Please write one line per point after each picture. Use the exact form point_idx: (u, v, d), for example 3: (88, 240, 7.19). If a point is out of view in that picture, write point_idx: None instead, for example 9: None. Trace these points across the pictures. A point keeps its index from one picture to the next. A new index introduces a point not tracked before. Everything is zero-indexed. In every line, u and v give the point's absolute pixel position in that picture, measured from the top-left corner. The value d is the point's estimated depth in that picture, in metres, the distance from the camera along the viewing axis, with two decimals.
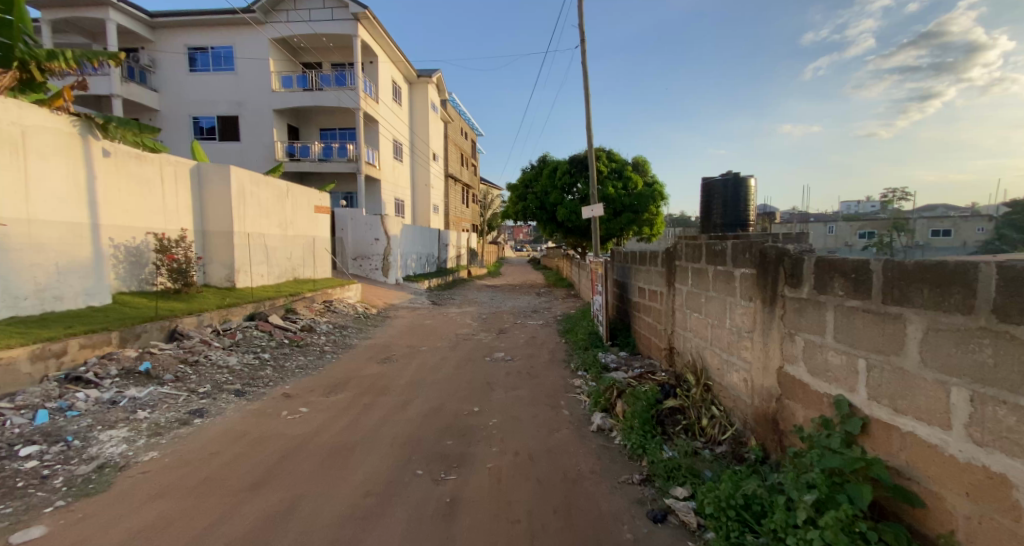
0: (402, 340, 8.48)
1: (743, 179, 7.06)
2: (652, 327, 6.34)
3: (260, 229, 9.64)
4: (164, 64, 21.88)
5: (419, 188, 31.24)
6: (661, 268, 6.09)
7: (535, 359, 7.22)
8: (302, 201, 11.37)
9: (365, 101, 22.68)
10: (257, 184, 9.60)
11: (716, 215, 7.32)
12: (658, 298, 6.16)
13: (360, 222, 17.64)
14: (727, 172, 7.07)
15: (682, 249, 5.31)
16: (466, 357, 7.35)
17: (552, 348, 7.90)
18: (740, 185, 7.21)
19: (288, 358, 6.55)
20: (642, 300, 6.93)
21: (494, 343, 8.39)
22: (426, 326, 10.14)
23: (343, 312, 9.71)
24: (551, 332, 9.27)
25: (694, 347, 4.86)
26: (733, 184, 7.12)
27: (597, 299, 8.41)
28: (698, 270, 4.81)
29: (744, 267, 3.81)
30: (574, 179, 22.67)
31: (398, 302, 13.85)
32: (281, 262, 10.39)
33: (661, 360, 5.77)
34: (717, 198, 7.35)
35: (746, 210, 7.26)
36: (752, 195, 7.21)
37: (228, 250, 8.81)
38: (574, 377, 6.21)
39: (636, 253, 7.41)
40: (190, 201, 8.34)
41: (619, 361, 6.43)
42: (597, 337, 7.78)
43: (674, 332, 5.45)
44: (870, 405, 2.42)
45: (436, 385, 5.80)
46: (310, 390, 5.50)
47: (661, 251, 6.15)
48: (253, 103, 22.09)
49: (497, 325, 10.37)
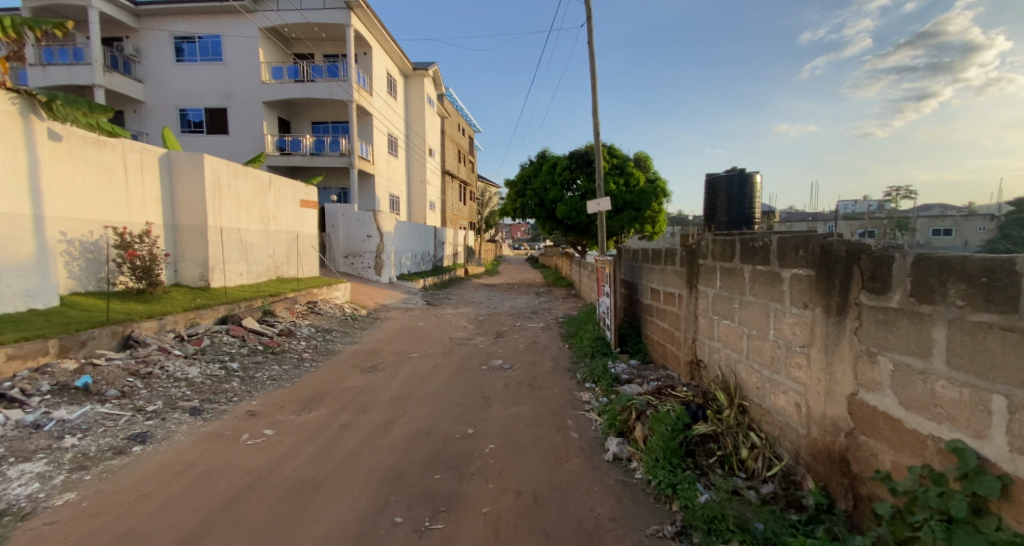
0: (391, 346, 7.73)
1: (749, 177, 6.37)
2: (670, 334, 5.61)
3: (237, 223, 8.88)
4: (149, 54, 21.14)
5: (415, 184, 30.45)
6: (679, 267, 5.37)
7: (538, 368, 6.52)
8: (285, 195, 10.61)
9: (358, 94, 21.88)
10: (234, 175, 8.86)
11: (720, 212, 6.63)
12: (676, 302, 5.44)
13: (351, 218, 16.91)
14: (734, 167, 6.36)
15: (707, 247, 4.61)
16: (460, 365, 6.63)
17: (555, 355, 7.17)
18: (745, 182, 6.55)
19: (259, 368, 5.82)
20: (655, 303, 6.22)
21: (491, 348, 7.66)
22: (418, 329, 9.39)
23: (328, 314, 8.98)
24: (553, 336, 8.54)
25: (723, 361, 4.18)
26: (739, 181, 6.43)
27: (603, 301, 7.65)
28: (729, 270, 4.11)
29: (794, 266, 3.13)
30: (574, 175, 22.12)
31: (390, 302, 13.07)
32: (262, 259, 9.62)
33: (681, 372, 5.07)
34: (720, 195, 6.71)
35: (751, 208, 6.67)
36: (759, 193, 6.58)
37: (201, 246, 8.06)
38: (580, 390, 5.51)
39: (647, 251, 6.68)
40: (159, 193, 7.61)
41: (631, 372, 5.72)
42: (603, 342, 7.07)
43: (697, 341, 4.76)
44: (1014, 460, 1.82)
45: (425, 401, 5.08)
46: (280, 407, 4.78)
47: (680, 248, 5.44)
48: (243, 95, 21.28)
49: (495, 328, 9.63)
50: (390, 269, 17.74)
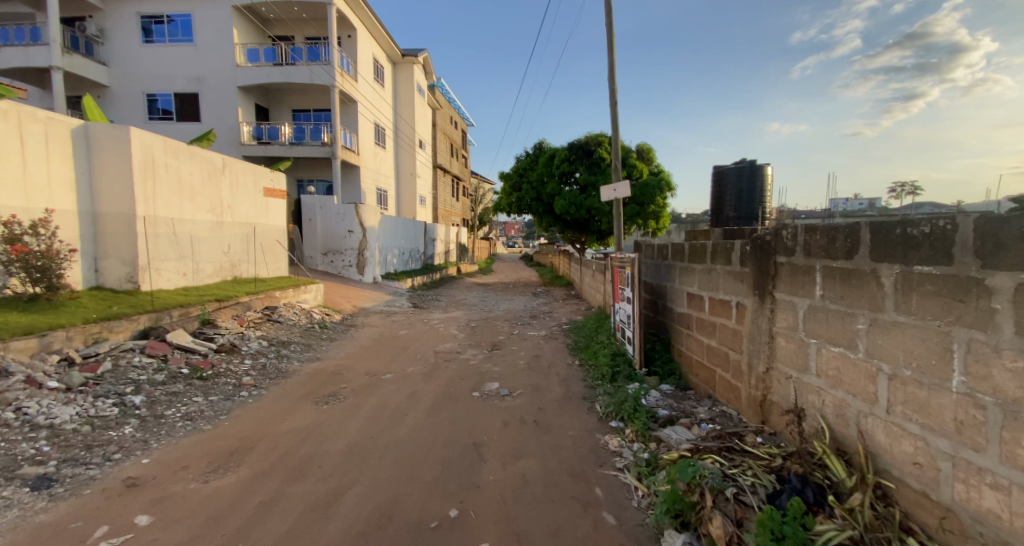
0: (361, 363, 6.23)
1: (762, 167, 6.48)
2: (723, 357, 4.24)
3: (177, 213, 7.34)
4: (113, 35, 19.45)
5: (404, 178, 28.93)
6: (741, 267, 3.95)
7: (545, 394, 5.12)
8: (244, 181, 9.09)
9: (342, 79, 20.33)
10: (176, 156, 7.34)
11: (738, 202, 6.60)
12: (734, 315, 4.04)
13: (330, 212, 15.35)
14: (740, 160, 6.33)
15: (792, 238, 3.23)
16: (445, 393, 5.13)
17: (565, 376, 5.73)
18: (755, 176, 6.54)
19: (173, 402, 4.34)
20: (695, 312, 4.88)
21: (485, 367, 6.17)
22: (398, 340, 7.92)
23: (290, 323, 7.49)
24: (560, 350, 7.07)
25: (835, 408, 2.82)
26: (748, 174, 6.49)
27: (621, 309, 6.24)
28: (846, 274, 2.74)
29: (1021, 271, 1.82)
30: (573, 167, 20.66)
31: (370, 305, 11.51)
32: (211, 256, 8.09)
33: (749, 414, 3.71)
34: (730, 188, 6.77)
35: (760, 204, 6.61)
36: (768, 188, 6.64)
37: (129, 240, 6.55)
38: (604, 432, 4.10)
39: (681, 248, 5.26)
40: (73, 174, 6.07)
41: (671, 407, 4.34)
42: (624, 360, 5.71)
43: (775, 372, 3.40)
44: None
45: (394, 455, 3.63)
46: (182, 469, 3.34)
47: (738, 240, 4.04)
48: (215, 79, 19.60)
49: (489, 338, 8.12)
50: (375, 268, 16.23)
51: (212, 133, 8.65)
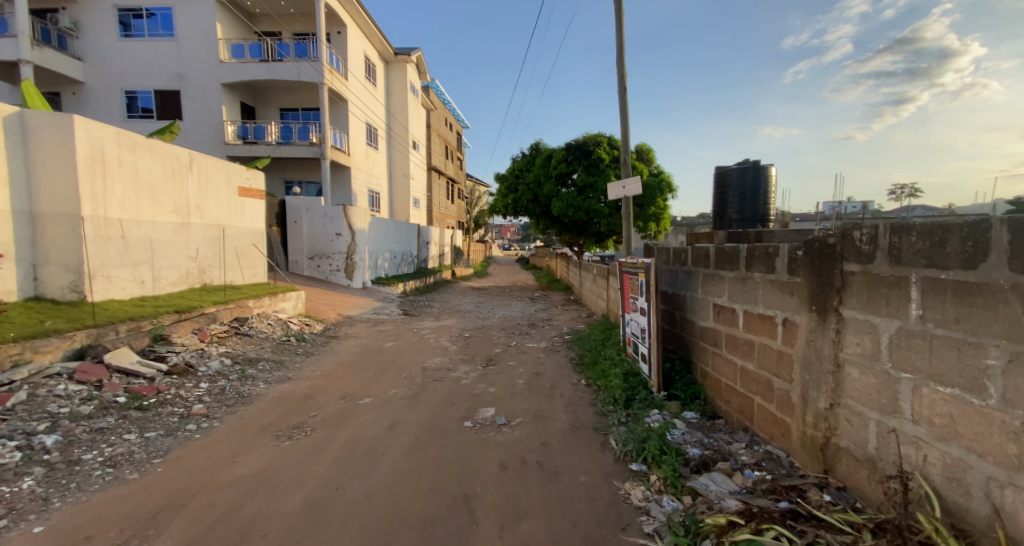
0: (337, 385, 5.47)
1: (766, 167, 5.82)
2: (765, 384, 3.53)
3: (133, 213, 6.56)
4: (90, 29, 18.63)
5: (397, 179, 28.18)
6: (789, 276, 3.23)
7: (548, 424, 4.38)
8: (214, 179, 8.32)
9: (330, 77, 19.55)
10: (132, 149, 6.57)
11: (747, 207, 5.99)
12: (780, 335, 3.33)
13: (317, 214, 14.59)
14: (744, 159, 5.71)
15: (868, 241, 2.51)
16: (431, 423, 4.38)
17: (571, 400, 4.99)
18: (761, 176, 5.85)
19: (97, 442, 3.61)
20: (726, 327, 4.17)
21: (479, 389, 5.41)
22: (382, 354, 7.16)
23: (261, 337, 6.71)
24: (563, 367, 6.35)
25: (945, 469, 2.10)
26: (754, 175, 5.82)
27: (633, 321, 5.52)
28: (962, 290, 2.02)
29: None
30: (572, 167, 19.95)
31: (355, 313, 10.71)
32: (175, 262, 7.30)
33: (805, 459, 2.98)
34: (733, 190, 6.08)
35: (767, 205, 5.97)
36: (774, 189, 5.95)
37: (74, 244, 5.78)
38: (623, 478, 3.37)
39: (705, 252, 4.56)
40: (4, 167, 5.29)
41: (702, 444, 3.62)
42: (638, 381, 4.98)
43: (843, 410, 2.68)
44: None
45: (360, 514, 2.89)
46: (83, 541, 2.59)
47: (783, 243, 3.34)
48: (198, 75, 18.81)
49: (484, 352, 7.35)
50: (364, 272, 15.46)
51: (176, 126, 7.84)
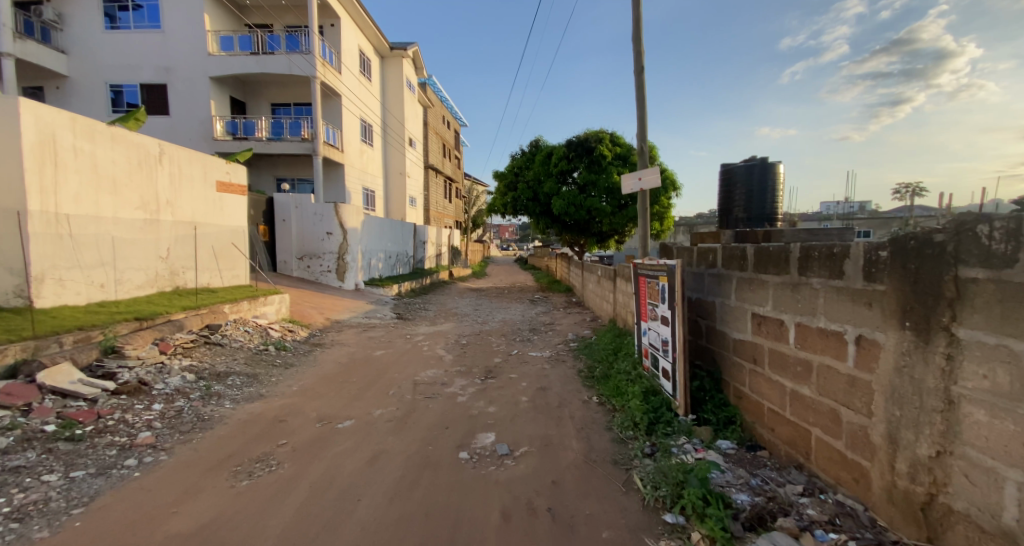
0: (314, 404, 4.80)
1: (775, 164, 5.21)
2: (828, 414, 2.89)
3: (90, 208, 5.85)
4: (74, 21, 17.87)
5: (393, 177, 27.47)
6: (866, 283, 2.59)
7: (558, 454, 3.73)
8: (187, 172, 7.61)
9: (323, 70, 18.82)
10: (91, 137, 5.85)
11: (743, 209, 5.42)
12: (852, 356, 2.69)
13: (306, 212, 13.91)
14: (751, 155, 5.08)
15: (1002, 238, 1.91)
16: (420, 454, 3.71)
17: (583, 424, 4.32)
18: (770, 174, 5.25)
19: (5, 488, 2.91)
20: (769, 343, 3.52)
21: (476, 409, 4.74)
22: (370, 365, 6.48)
23: (234, 347, 6.03)
24: (570, 380, 5.68)
25: None
26: (761, 173, 5.22)
27: (652, 330, 4.86)
28: None
29: None
30: (573, 165, 19.30)
31: (345, 318, 10.00)
32: (142, 263, 6.61)
33: (902, 521, 2.35)
34: (738, 187, 5.42)
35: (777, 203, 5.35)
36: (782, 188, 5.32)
37: (17, 242, 5.02)
38: (657, 534, 2.71)
39: (741, 251, 3.89)
40: None
41: (751, 489, 2.95)
42: (660, 401, 4.32)
43: (959, 463, 2.08)
44: None
45: None
46: None
47: (855, 241, 2.69)
48: (186, 68, 18.06)
49: (482, 362, 6.66)
50: (356, 273, 14.77)
51: (141, 113, 7.19)
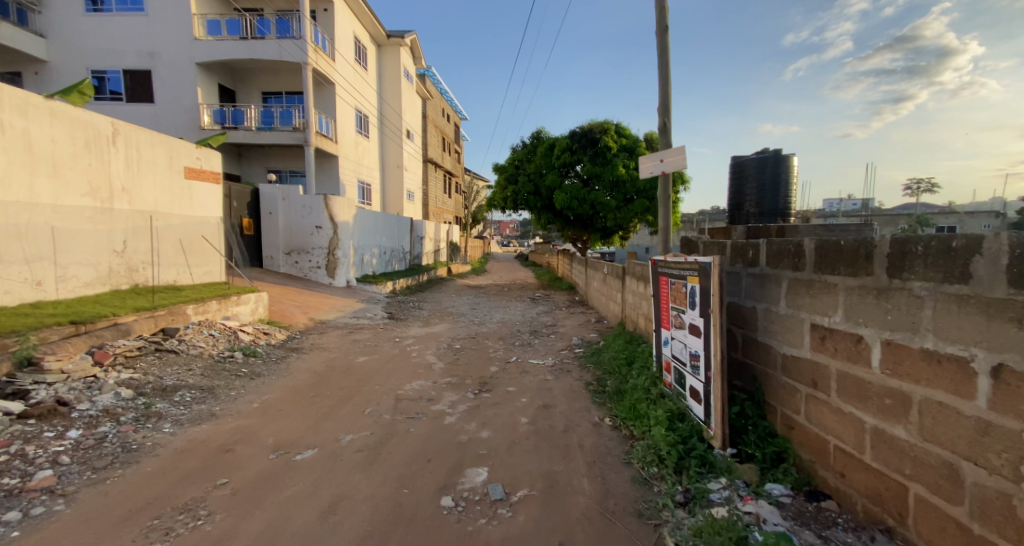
0: (273, 427, 4.02)
1: (790, 156, 4.44)
2: (938, 468, 2.12)
3: (22, 193, 5.07)
4: (54, 2, 17.01)
5: (390, 170, 26.62)
6: (1013, 293, 1.82)
7: (567, 502, 2.94)
8: (148, 156, 6.82)
9: (314, 56, 17.96)
10: (24, 110, 5.07)
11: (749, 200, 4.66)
12: (986, 394, 1.92)
13: (294, 204, 13.11)
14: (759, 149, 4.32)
15: None
16: (392, 502, 2.93)
17: (596, 457, 3.53)
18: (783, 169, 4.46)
19: None
20: (837, 363, 2.74)
21: (467, 434, 3.95)
22: (350, 374, 5.68)
23: (189, 354, 5.26)
24: (578, 396, 4.88)
25: None
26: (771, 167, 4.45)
27: (676, 341, 4.07)
28: None
29: None
30: (576, 157, 18.49)
31: (329, 318, 9.20)
32: (91, 257, 5.84)
33: None
34: (746, 182, 4.64)
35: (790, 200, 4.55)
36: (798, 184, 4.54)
37: None
38: None
39: (794, 247, 3.11)
40: None
41: None
42: (690, 428, 3.54)
43: None
44: None
45: None
46: None
47: (989, 232, 1.92)
48: (171, 53, 17.21)
49: (477, 372, 5.88)
50: (348, 269, 13.99)
51: (87, 86, 6.46)
